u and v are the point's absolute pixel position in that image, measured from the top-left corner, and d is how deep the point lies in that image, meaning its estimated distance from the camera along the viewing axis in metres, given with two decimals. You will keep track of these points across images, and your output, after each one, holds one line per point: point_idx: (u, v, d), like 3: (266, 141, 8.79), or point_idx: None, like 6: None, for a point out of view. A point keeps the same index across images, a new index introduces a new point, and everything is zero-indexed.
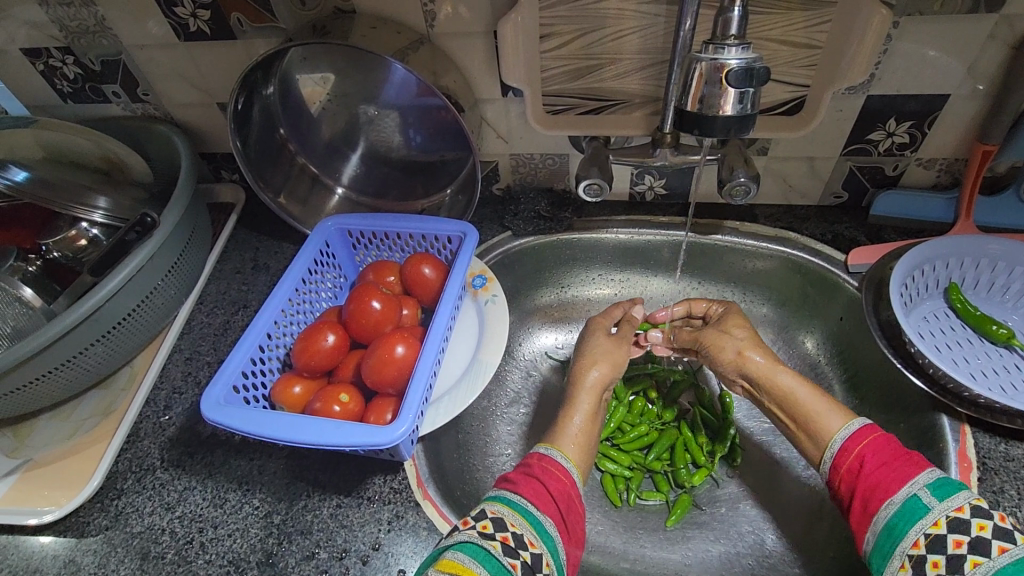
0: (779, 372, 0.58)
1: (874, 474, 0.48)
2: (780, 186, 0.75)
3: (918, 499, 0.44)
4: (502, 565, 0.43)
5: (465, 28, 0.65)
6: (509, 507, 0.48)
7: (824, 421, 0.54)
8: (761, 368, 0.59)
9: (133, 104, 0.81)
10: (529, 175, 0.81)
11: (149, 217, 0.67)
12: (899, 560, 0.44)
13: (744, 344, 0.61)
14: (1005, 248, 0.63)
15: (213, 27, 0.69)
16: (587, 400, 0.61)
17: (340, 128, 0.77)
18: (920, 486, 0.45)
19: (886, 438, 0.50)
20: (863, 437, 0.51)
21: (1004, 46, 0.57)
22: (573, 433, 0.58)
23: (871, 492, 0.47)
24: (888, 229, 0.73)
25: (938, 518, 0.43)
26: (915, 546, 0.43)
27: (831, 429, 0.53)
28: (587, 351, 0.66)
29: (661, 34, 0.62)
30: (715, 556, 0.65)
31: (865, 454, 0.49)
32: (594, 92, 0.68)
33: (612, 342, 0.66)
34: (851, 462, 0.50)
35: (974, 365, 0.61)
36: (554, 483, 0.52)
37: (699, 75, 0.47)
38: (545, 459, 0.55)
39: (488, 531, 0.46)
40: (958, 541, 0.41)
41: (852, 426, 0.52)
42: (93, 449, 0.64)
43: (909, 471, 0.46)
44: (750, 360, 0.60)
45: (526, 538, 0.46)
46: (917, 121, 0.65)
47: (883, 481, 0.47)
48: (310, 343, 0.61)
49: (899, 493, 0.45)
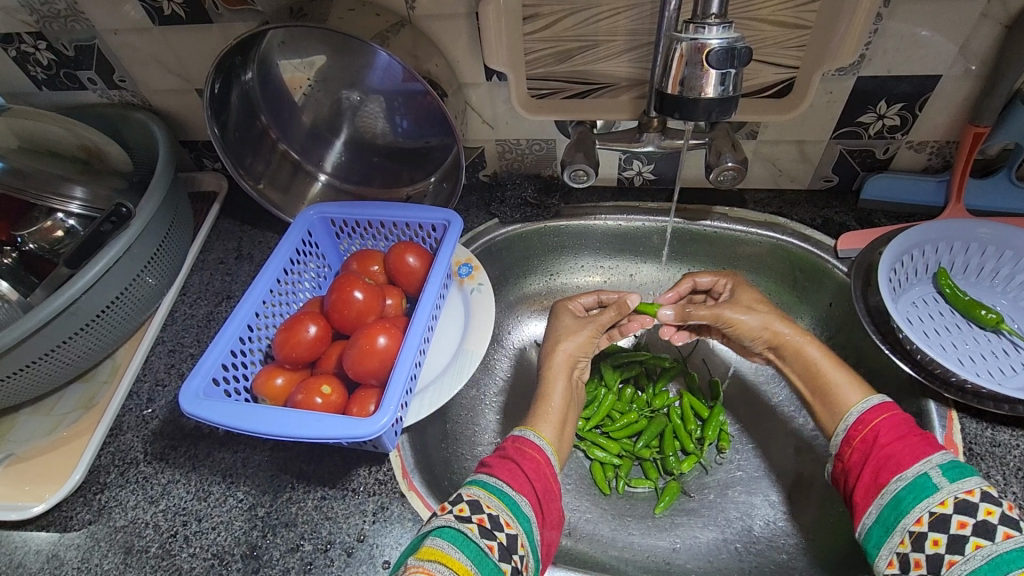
0: (807, 345, 0.57)
1: (887, 448, 0.47)
2: (770, 170, 0.74)
3: (928, 477, 0.44)
4: (479, 549, 0.43)
5: (446, 11, 0.63)
6: (485, 489, 0.48)
7: (844, 394, 0.53)
8: (788, 340, 0.59)
9: (110, 91, 0.79)
10: (516, 162, 0.80)
11: (123, 207, 0.66)
12: (900, 535, 0.44)
13: (771, 318, 0.60)
14: (995, 232, 0.62)
15: (188, 10, 0.67)
16: (560, 382, 0.61)
17: (323, 114, 0.75)
18: (934, 464, 0.44)
19: (904, 417, 0.49)
20: (882, 411, 0.50)
21: (996, 26, 0.56)
22: (550, 412, 0.58)
23: (882, 464, 0.47)
24: (879, 213, 0.72)
25: (947, 497, 0.43)
26: (918, 522, 0.43)
27: (849, 402, 0.52)
28: (553, 332, 0.65)
29: (648, 14, 0.60)
30: (704, 543, 0.65)
31: (882, 428, 0.49)
32: (580, 75, 0.67)
33: (577, 323, 0.65)
34: (865, 434, 0.49)
35: (962, 351, 0.60)
36: (528, 463, 0.51)
37: (679, 56, 0.45)
38: (519, 440, 0.54)
39: (465, 514, 0.45)
40: (962, 523, 0.41)
41: (872, 400, 0.51)
42: (74, 443, 0.64)
43: (924, 450, 0.46)
44: (778, 332, 0.59)
45: (502, 519, 0.46)
46: (908, 103, 0.64)
47: (896, 455, 0.46)
48: (291, 334, 0.60)
49: (911, 468, 0.45)
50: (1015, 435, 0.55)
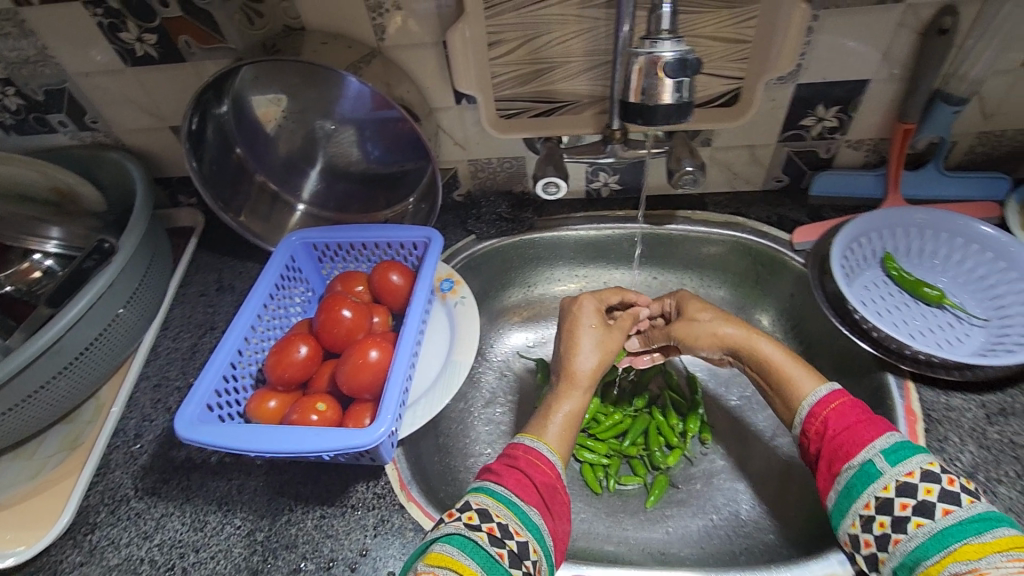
0: (758, 341, 0.62)
1: (836, 437, 0.51)
2: (726, 174, 0.79)
3: (871, 464, 0.47)
4: (490, 555, 0.44)
5: (415, 40, 0.67)
6: (492, 498, 0.49)
7: (797, 385, 0.57)
8: (739, 339, 0.63)
9: (81, 132, 0.79)
10: (488, 180, 0.83)
11: (106, 243, 0.68)
12: (853, 519, 0.47)
13: (716, 325, 0.64)
14: (930, 217, 0.68)
15: (160, 50, 0.69)
16: (575, 396, 0.61)
17: (298, 144, 0.77)
18: (876, 451, 0.48)
19: (853, 404, 0.53)
20: (831, 401, 0.53)
21: (912, 33, 0.63)
22: (553, 421, 0.59)
23: (833, 453, 0.50)
24: (828, 208, 0.77)
25: (888, 482, 0.46)
26: (866, 507, 0.47)
27: (803, 391, 0.56)
28: (575, 336, 0.65)
29: (603, 35, 0.65)
30: (695, 531, 0.67)
31: (830, 418, 0.52)
32: (545, 95, 0.71)
33: (608, 332, 0.66)
34: (817, 426, 0.53)
35: (913, 326, 0.65)
36: (538, 475, 0.52)
37: (638, 68, 0.50)
38: (531, 451, 0.54)
39: (475, 522, 0.47)
40: (904, 504, 0.45)
41: (820, 392, 0.54)
42: (61, 485, 0.63)
43: (867, 436, 0.49)
44: (726, 334, 0.64)
45: (512, 527, 0.47)
46: (844, 105, 0.70)
47: (844, 444, 0.50)
48: (282, 356, 0.61)
49: (856, 456, 0.48)
50: (967, 399, 0.59)
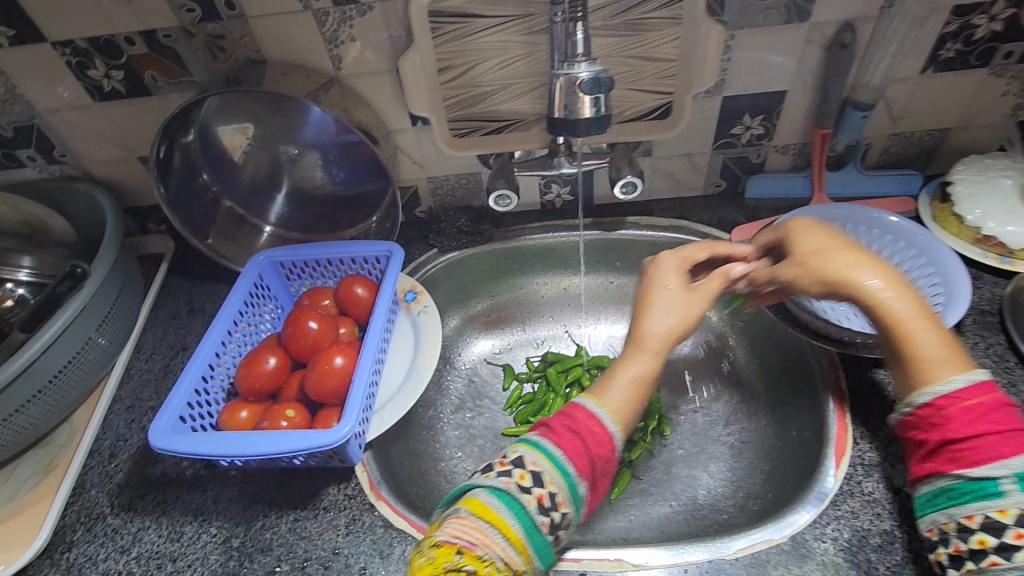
0: (899, 298, 0.49)
1: (963, 435, 0.44)
2: (668, 181, 0.85)
3: (996, 481, 0.42)
4: (534, 522, 0.46)
5: (369, 69, 0.72)
6: (550, 461, 0.48)
7: (928, 363, 0.47)
8: (870, 294, 0.50)
9: (50, 166, 0.82)
10: (448, 196, 0.88)
11: (78, 267, 0.71)
12: (946, 518, 0.44)
13: (853, 266, 0.51)
14: (844, 211, 0.75)
15: (127, 86, 0.73)
16: (642, 359, 0.57)
17: (263, 169, 0.81)
18: (1009, 471, 0.41)
19: (996, 402, 0.44)
20: (966, 396, 0.44)
21: (818, 48, 0.69)
22: (615, 384, 0.55)
23: (955, 450, 0.44)
24: (762, 209, 0.83)
25: (1009, 507, 0.41)
26: (968, 518, 0.43)
27: (938, 372, 0.46)
28: (651, 297, 0.59)
29: (542, 59, 0.71)
30: (655, 517, 0.71)
31: (958, 413, 0.44)
32: (493, 114, 0.76)
33: (689, 294, 0.59)
34: (943, 414, 0.45)
35: (841, 313, 0.72)
36: (597, 445, 0.50)
37: (560, 87, 0.55)
38: (592, 415, 0.52)
39: (525, 483, 0.47)
40: (1019, 534, 0.40)
41: (954, 384, 0.45)
42: (36, 506, 0.64)
43: (1004, 449, 0.42)
44: (861, 282, 0.50)
45: (559, 498, 0.47)
46: (767, 115, 0.76)
47: (975, 447, 0.43)
48: (252, 367, 0.64)
49: (980, 467, 0.42)
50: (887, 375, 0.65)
